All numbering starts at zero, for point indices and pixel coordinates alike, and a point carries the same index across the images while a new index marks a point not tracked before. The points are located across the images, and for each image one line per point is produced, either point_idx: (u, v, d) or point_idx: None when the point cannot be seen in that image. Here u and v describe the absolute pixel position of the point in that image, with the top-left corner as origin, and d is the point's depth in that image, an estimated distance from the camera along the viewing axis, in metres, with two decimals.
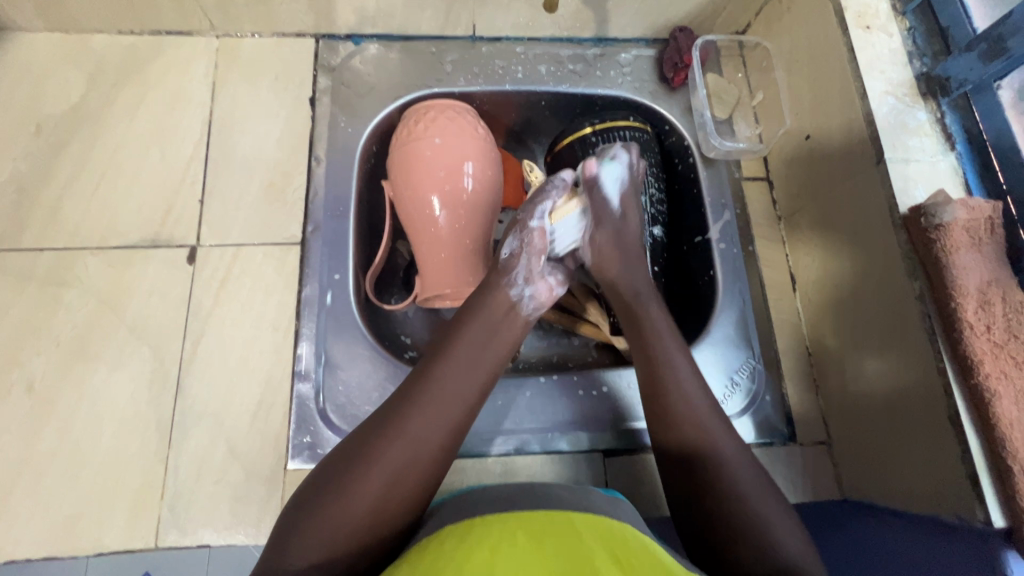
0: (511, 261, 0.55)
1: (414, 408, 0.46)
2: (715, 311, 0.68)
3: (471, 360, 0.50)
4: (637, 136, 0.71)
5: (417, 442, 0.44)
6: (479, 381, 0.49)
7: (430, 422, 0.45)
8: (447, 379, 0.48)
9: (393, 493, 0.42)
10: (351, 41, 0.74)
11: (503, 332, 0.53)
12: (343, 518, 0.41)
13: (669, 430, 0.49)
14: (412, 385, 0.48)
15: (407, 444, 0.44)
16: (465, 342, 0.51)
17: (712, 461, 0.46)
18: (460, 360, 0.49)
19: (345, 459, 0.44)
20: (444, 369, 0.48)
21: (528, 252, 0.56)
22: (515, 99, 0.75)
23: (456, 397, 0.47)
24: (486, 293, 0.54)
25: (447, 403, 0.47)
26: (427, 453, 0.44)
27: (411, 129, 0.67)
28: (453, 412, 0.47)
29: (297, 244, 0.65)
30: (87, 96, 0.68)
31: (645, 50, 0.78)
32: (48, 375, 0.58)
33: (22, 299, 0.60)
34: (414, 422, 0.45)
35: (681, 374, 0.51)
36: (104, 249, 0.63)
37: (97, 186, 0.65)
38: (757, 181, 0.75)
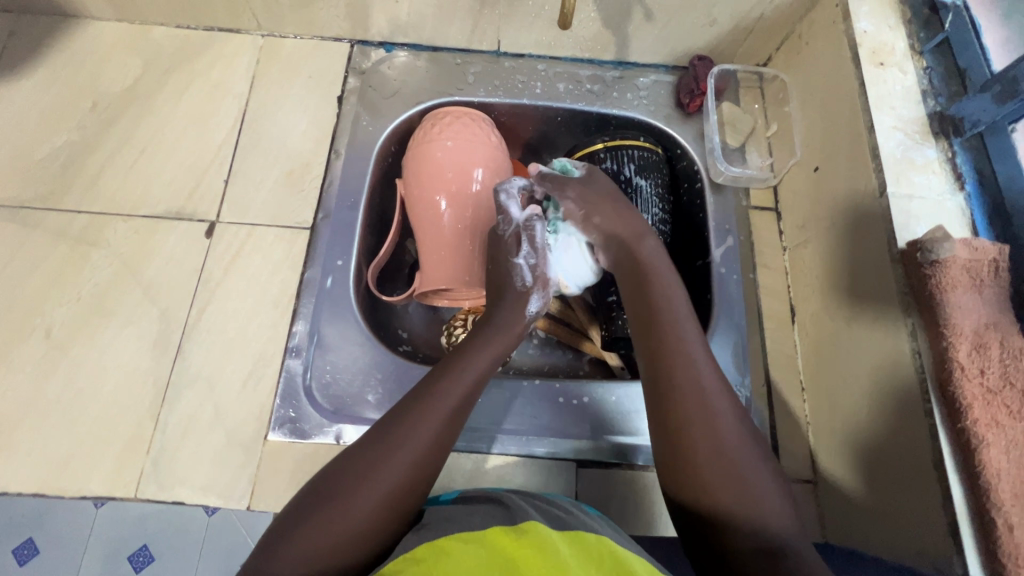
0: (530, 319, 0.59)
1: (411, 421, 0.45)
2: (709, 332, 0.67)
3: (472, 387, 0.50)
4: (645, 156, 0.73)
5: (416, 457, 0.44)
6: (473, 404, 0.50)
7: (426, 434, 0.45)
8: (450, 395, 0.48)
9: (391, 507, 0.42)
10: (383, 48, 0.79)
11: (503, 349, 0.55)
12: (337, 520, 0.40)
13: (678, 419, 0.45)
14: (409, 405, 0.47)
15: (401, 454, 0.43)
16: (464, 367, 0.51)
17: (725, 453, 0.43)
18: (459, 382, 0.49)
19: (340, 471, 0.43)
20: (449, 387, 0.48)
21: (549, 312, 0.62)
22: (531, 113, 0.79)
23: (451, 416, 0.47)
24: (495, 329, 0.56)
25: (442, 416, 0.46)
26: (429, 461, 0.45)
27: (427, 130, 0.71)
28: (448, 432, 0.47)
29: (307, 230, 0.69)
30: (141, 79, 0.75)
31: (664, 76, 0.80)
32: (64, 325, 0.62)
33: (53, 254, 0.65)
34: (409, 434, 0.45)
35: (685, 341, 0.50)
36: (132, 217, 0.68)
37: (137, 159, 0.71)
38: (764, 211, 0.73)
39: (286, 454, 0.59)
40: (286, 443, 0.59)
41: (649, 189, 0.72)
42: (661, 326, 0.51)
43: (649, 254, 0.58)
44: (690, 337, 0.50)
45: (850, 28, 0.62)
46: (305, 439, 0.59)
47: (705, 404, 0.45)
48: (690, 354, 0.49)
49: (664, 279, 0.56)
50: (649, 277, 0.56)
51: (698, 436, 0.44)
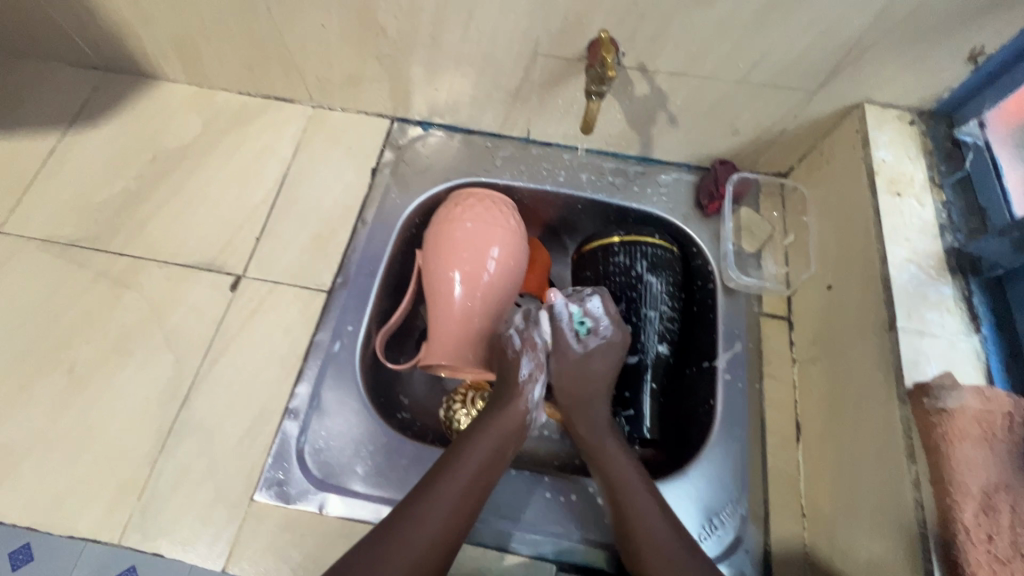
0: (527, 382, 0.62)
1: (421, 513, 0.53)
2: (708, 441, 0.65)
3: (460, 498, 0.55)
4: (658, 253, 0.74)
5: (429, 546, 0.52)
6: (478, 490, 0.56)
7: (437, 526, 0.53)
8: (458, 485, 0.55)
9: None
10: (421, 126, 0.84)
11: (510, 432, 0.60)
12: None
13: (631, 536, 0.56)
14: (421, 497, 0.55)
15: (417, 547, 0.52)
16: (470, 453, 0.58)
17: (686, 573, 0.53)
18: (445, 500, 0.54)
19: (362, 559, 0.51)
20: (454, 476, 0.56)
21: (542, 377, 0.63)
22: (553, 199, 0.83)
23: (456, 507, 0.55)
24: (499, 413, 0.61)
25: (450, 509, 0.54)
26: (442, 549, 0.53)
27: (449, 210, 0.75)
28: (456, 521, 0.54)
29: (323, 293, 0.72)
30: (199, 138, 0.82)
31: (686, 175, 0.82)
32: (88, 362, 0.66)
33: (91, 292, 0.70)
34: (420, 527, 0.53)
35: (621, 464, 0.60)
36: (168, 264, 0.73)
37: (182, 210, 0.76)
38: (775, 318, 0.72)
39: (267, 518, 0.59)
40: (269, 505, 0.60)
41: (659, 286, 0.72)
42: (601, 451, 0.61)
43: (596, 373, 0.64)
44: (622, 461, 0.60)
45: (869, 154, 0.63)
46: (288, 504, 0.60)
47: (648, 527, 0.55)
48: (627, 474, 0.59)
49: (598, 392, 0.65)
50: (586, 398, 0.64)
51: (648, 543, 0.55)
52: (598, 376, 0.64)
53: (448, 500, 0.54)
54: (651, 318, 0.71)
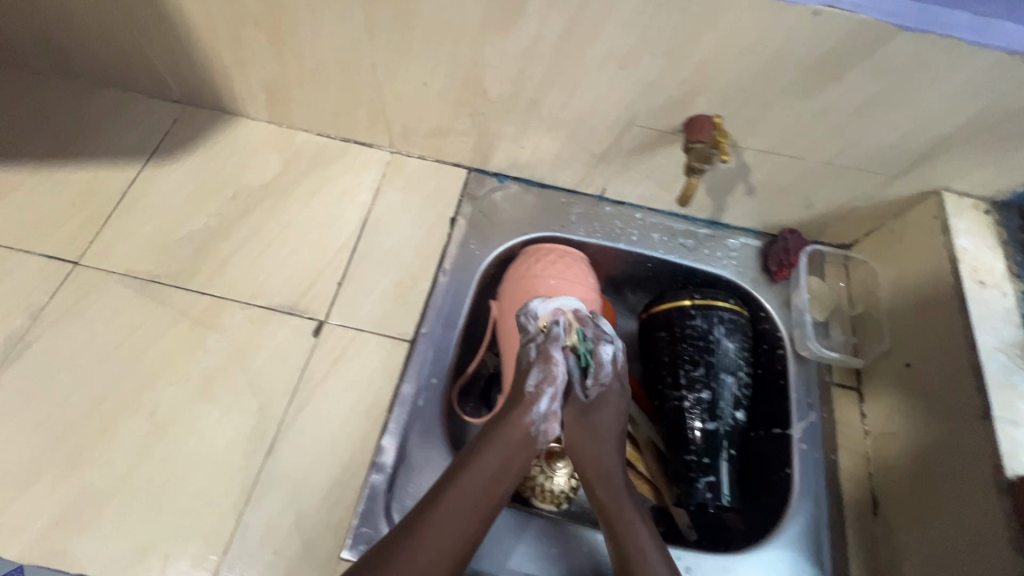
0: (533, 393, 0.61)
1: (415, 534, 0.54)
2: (788, 512, 0.66)
3: (472, 518, 0.56)
4: (733, 319, 0.76)
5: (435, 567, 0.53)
6: (480, 512, 0.56)
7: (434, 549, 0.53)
8: (466, 504, 0.56)
9: None
10: (497, 178, 0.86)
11: (518, 451, 0.60)
12: None
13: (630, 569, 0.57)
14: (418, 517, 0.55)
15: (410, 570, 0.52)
16: (472, 469, 0.58)
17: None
18: (453, 518, 0.55)
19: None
20: (457, 495, 0.56)
21: (551, 386, 0.61)
22: (624, 256, 0.84)
23: (464, 533, 0.55)
24: (500, 427, 0.60)
25: (454, 531, 0.55)
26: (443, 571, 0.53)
27: (530, 265, 0.76)
28: (453, 541, 0.54)
29: (406, 342, 0.72)
30: (279, 177, 0.82)
31: (753, 241, 0.85)
32: (171, 405, 0.65)
33: (173, 331, 0.69)
34: (419, 548, 0.53)
35: (616, 487, 0.62)
36: (250, 305, 0.72)
37: (262, 251, 0.76)
38: (846, 389, 0.74)
39: None
40: None
41: (735, 352, 0.74)
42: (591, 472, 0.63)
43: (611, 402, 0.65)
44: (619, 488, 0.62)
45: (949, 241, 0.66)
46: None
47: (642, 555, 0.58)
48: (621, 503, 0.61)
49: (604, 409, 0.65)
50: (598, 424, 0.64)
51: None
52: (614, 391, 0.66)
53: (457, 523, 0.55)
54: (728, 384, 0.73)
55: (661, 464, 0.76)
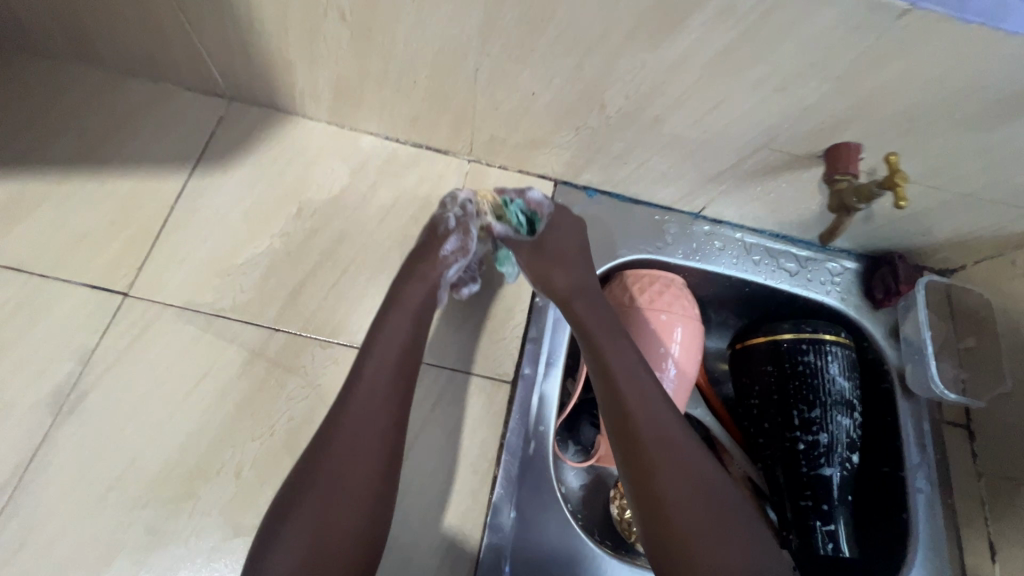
0: (445, 262, 0.64)
1: (334, 436, 0.51)
2: (908, 562, 0.64)
3: (373, 408, 0.53)
4: (846, 354, 0.72)
5: (349, 460, 0.50)
6: (390, 412, 0.53)
7: (347, 448, 0.50)
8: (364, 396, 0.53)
9: (330, 532, 0.46)
10: (585, 192, 0.79)
11: (419, 313, 0.60)
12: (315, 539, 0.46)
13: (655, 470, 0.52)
14: (336, 413, 0.53)
15: (327, 474, 0.49)
16: (375, 347, 0.56)
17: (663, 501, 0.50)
18: (362, 416, 0.52)
19: (291, 492, 0.49)
20: (360, 393, 0.53)
21: (463, 257, 0.65)
22: (721, 280, 0.79)
23: (373, 432, 0.52)
24: (405, 288, 0.61)
25: (354, 433, 0.51)
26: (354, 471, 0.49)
27: (630, 297, 0.71)
28: (371, 444, 0.51)
29: (507, 382, 0.67)
30: (347, 190, 0.73)
31: (854, 265, 0.80)
32: (257, 463, 0.58)
33: (249, 376, 0.61)
34: (334, 447, 0.50)
35: (638, 385, 0.56)
36: (332, 343, 0.64)
37: (338, 278, 0.68)
38: (957, 428, 0.73)
39: None
40: None
41: (849, 390, 0.70)
42: (609, 372, 0.57)
43: (583, 308, 0.63)
44: (645, 386, 0.56)
45: None
46: None
47: (673, 451, 0.52)
48: (642, 396, 0.55)
49: (602, 312, 0.63)
50: (585, 321, 0.62)
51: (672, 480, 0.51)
52: (567, 262, 0.67)
53: (367, 425, 0.52)
54: (844, 425, 0.69)
55: (760, 496, 0.76)
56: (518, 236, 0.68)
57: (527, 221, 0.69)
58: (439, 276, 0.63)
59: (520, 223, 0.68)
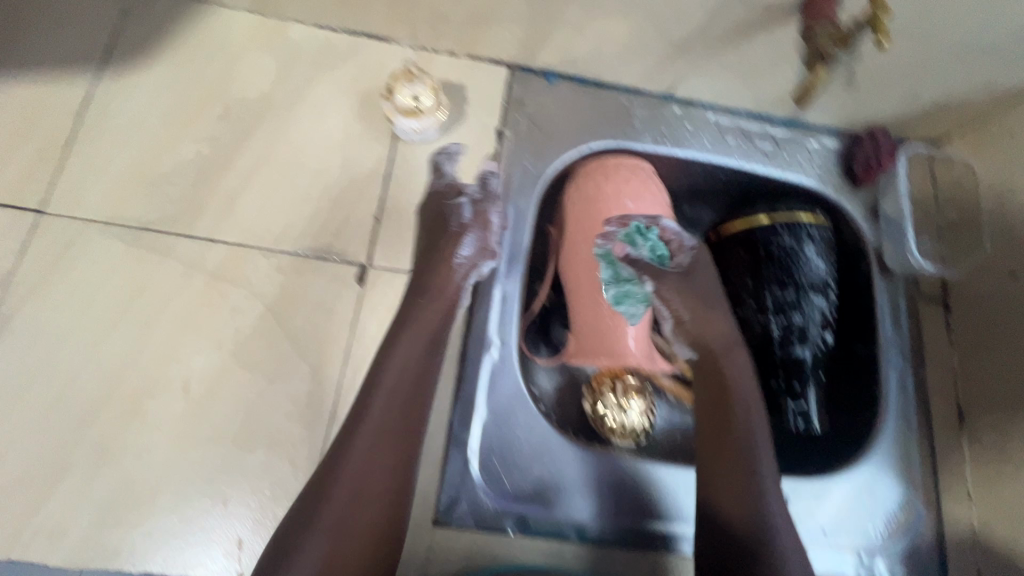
0: (463, 269, 0.56)
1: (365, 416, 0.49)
2: (877, 433, 0.65)
3: (400, 382, 0.51)
4: (822, 235, 0.69)
5: (377, 448, 0.48)
6: (416, 380, 0.52)
7: (379, 437, 0.48)
8: (414, 367, 0.52)
9: (354, 519, 0.45)
10: (544, 77, 0.72)
11: (442, 291, 0.55)
12: (338, 537, 0.44)
13: (743, 462, 0.53)
14: (368, 390, 0.50)
15: (355, 458, 0.47)
16: (416, 324, 0.53)
17: (751, 503, 0.51)
18: (396, 396, 0.50)
19: (316, 486, 0.46)
20: (403, 365, 0.51)
21: (483, 258, 0.58)
22: (693, 167, 0.74)
23: (398, 412, 0.50)
24: (435, 262, 0.56)
25: (384, 419, 0.49)
26: (389, 447, 0.49)
27: (597, 185, 0.65)
28: (390, 424, 0.49)
29: (468, 283, 0.63)
30: (278, 87, 0.65)
31: (835, 142, 0.75)
32: (205, 378, 0.55)
33: (188, 291, 0.57)
34: (361, 440, 0.47)
35: (742, 382, 0.57)
36: (275, 252, 0.60)
37: (276, 184, 0.62)
38: (932, 303, 0.71)
39: None
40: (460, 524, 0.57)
41: (824, 270, 0.68)
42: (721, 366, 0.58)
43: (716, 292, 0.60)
44: (747, 387, 0.57)
45: None
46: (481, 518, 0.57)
47: (759, 452, 0.54)
48: (747, 397, 0.57)
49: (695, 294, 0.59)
50: (706, 295, 0.59)
51: (770, 474, 0.53)
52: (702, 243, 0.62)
53: (396, 404, 0.50)
54: (818, 305, 0.67)
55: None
56: (655, 263, 0.58)
57: (662, 255, 0.58)
58: (455, 290, 0.56)
59: (649, 239, 0.58)
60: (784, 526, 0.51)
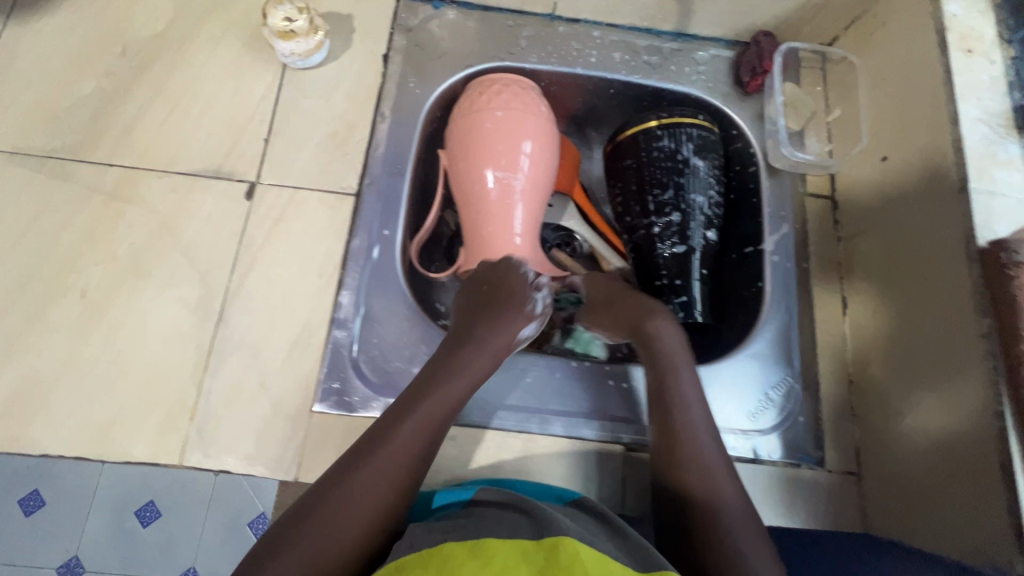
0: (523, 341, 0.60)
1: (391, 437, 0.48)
2: (758, 323, 0.66)
3: (433, 422, 0.50)
4: (703, 136, 0.70)
5: (401, 465, 0.47)
6: (450, 407, 0.52)
7: (397, 453, 0.47)
8: (439, 404, 0.51)
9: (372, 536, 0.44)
10: (431, 4, 0.74)
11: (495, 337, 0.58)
12: (322, 547, 0.42)
13: (693, 459, 0.51)
14: (395, 415, 0.50)
15: (377, 481, 0.46)
16: (466, 361, 0.55)
17: (702, 496, 0.49)
18: (421, 425, 0.49)
19: (305, 506, 0.44)
20: (430, 397, 0.51)
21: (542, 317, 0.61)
22: (584, 83, 0.76)
23: (424, 438, 0.49)
24: (485, 333, 0.57)
25: (410, 438, 0.48)
26: (414, 476, 0.48)
27: (473, 101, 0.68)
28: (419, 448, 0.48)
29: (352, 195, 0.66)
30: (173, 25, 0.70)
31: (724, 51, 0.76)
32: (102, 286, 0.60)
33: (88, 209, 0.62)
34: (380, 453, 0.47)
35: (681, 377, 0.56)
36: (168, 173, 0.64)
37: (171, 112, 0.67)
38: (820, 199, 0.72)
39: (333, 426, 0.58)
40: (334, 416, 0.58)
41: (706, 170, 0.69)
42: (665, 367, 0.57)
43: (644, 303, 0.62)
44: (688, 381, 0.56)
45: (937, 9, 0.59)
46: (352, 412, 0.58)
47: (698, 449, 0.52)
48: (688, 397, 0.55)
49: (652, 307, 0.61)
50: (628, 295, 0.63)
51: (700, 465, 0.51)
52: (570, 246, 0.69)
53: (419, 432, 0.49)
54: (699, 204, 0.69)
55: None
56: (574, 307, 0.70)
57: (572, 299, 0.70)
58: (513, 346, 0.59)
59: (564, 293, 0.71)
60: (753, 519, 0.48)
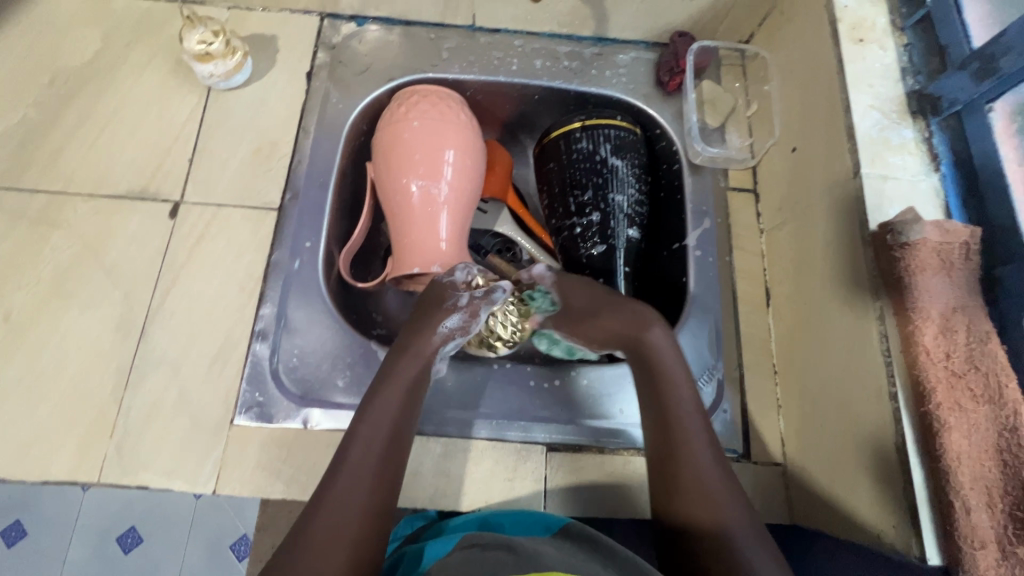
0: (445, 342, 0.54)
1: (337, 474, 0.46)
2: (682, 317, 0.65)
3: (381, 457, 0.48)
4: (622, 135, 0.70)
5: (362, 497, 0.45)
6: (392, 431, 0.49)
7: (359, 486, 0.46)
8: (383, 432, 0.49)
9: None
10: (355, 22, 0.76)
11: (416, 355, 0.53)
12: None
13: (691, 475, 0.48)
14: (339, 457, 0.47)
15: (339, 519, 0.44)
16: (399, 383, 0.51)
17: (702, 516, 0.47)
18: (370, 458, 0.47)
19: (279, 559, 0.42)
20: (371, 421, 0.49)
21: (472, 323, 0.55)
22: (509, 91, 0.77)
23: (376, 467, 0.47)
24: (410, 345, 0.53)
25: (361, 469, 0.46)
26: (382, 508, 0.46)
27: (393, 112, 0.69)
28: (374, 474, 0.47)
29: (275, 210, 0.67)
30: (101, 54, 0.72)
31: (644, 53, 0.78)
32: (25, 309, 0.61)
33: (13, 235, 0.63)
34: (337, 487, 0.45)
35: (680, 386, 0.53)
36: (94, 196, 0.66)
37: (97, 137, 0.68)
38: (742, 192, 0.73)
39: (252, 438, 0.58)
40: (254, 428, 0.58)
41: (625, 169, 0.70)
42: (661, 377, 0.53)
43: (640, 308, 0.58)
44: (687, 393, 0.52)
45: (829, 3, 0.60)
46: (272, 422, 0.58)
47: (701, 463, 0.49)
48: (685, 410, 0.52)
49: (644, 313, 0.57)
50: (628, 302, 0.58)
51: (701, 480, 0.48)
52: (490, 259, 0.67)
53: (369, 463, 0.47)
54: (619, 203, 0.69)
55: None
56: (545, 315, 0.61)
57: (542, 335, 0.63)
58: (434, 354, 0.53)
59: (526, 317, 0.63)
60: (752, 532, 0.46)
